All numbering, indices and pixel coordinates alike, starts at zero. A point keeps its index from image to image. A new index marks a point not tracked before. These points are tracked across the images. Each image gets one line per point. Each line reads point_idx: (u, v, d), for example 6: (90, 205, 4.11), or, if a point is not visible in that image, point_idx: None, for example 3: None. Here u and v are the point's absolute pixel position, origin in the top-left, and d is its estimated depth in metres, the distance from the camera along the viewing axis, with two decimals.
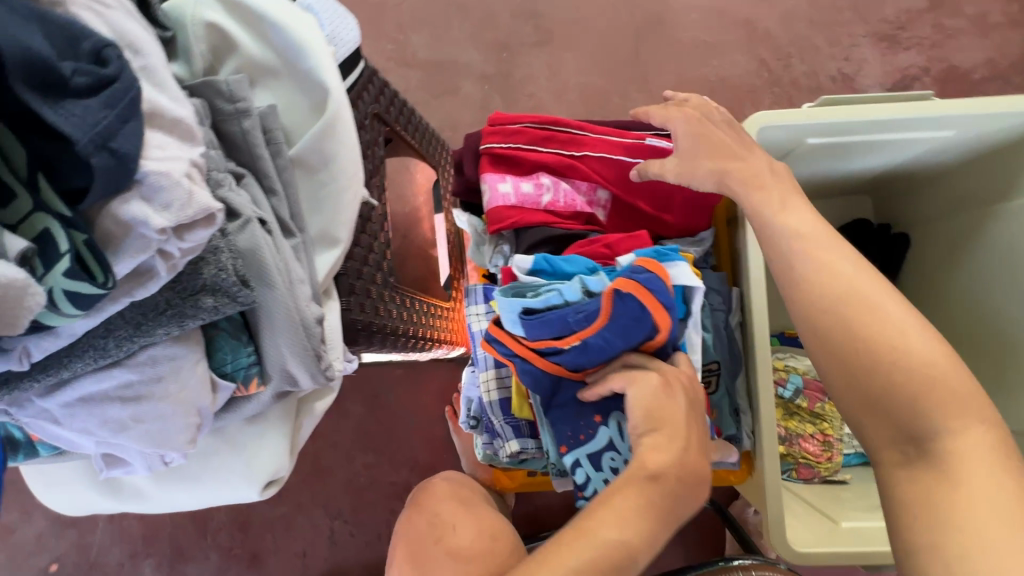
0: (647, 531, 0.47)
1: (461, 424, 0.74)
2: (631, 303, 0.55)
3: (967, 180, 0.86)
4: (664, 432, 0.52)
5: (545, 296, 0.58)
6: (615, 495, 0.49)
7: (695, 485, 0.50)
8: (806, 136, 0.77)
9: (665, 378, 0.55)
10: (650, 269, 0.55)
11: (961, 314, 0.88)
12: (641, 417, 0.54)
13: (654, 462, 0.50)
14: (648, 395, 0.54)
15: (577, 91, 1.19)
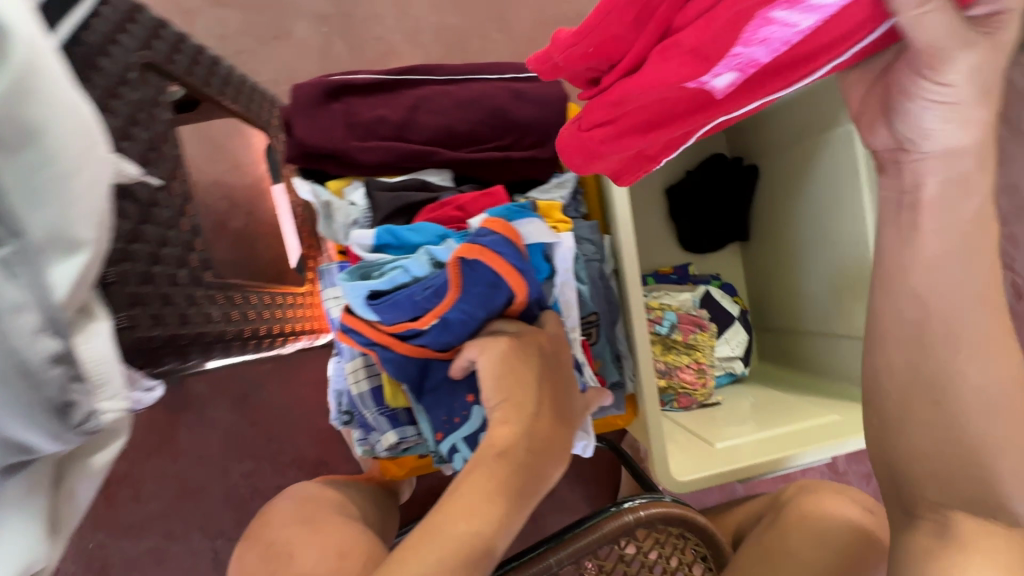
0: (502, 515, 0.44)
1: (333, 421, 0.67)
2: (483, 270, 0.50)
3: (800, 110, 0.91)
4: (513, 406, 0.49)
5: (391, 274, 0.52)
6: (466, 481, 0.46)
7: (543, 452, 0.48)
8: None
9: (519, 339, 0.52)
10: (495, 230, 0.51)
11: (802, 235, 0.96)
12: (492, 388, 0.50)
13: (501, 438, 0.48)
14: (504, 359, 0.50)
15: (430, 31, 1.07)
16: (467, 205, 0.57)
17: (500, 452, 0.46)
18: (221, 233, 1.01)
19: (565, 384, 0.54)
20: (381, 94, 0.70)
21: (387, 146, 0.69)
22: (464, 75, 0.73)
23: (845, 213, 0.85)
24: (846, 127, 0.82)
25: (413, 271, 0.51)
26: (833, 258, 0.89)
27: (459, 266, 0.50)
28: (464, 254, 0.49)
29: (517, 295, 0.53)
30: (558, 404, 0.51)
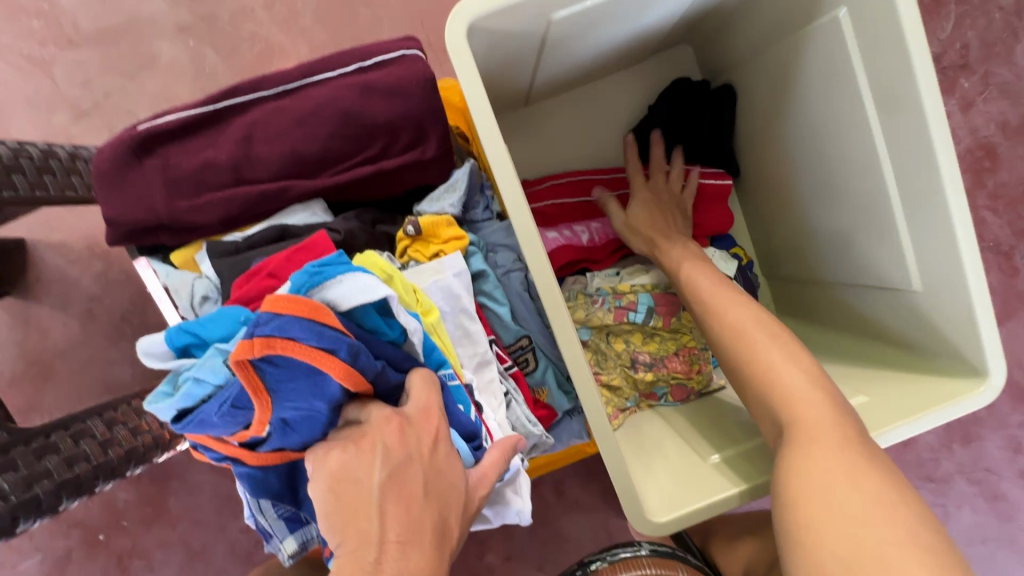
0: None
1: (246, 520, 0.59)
2: (278, 369, 0.38)
3: (773, 1, 0.68)
4: (354, 554, 0.37)
5: (183, 389, 0.40)
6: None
7: None
8: (549, 13, 0.55)
9: (355, 449, 0.39)
10: (279, 312, 0.38)
11: (800, 159, 0.75)
12: (328, 526, 0.38)
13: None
14: (335, 484, 0.38)
15: (310, 12, 0.91)
16: (279, 269, 0.44)
17: None
18: (149, 297, 0.94)
19: (440, 485, 0.40)
20: (203, 132, 0.57)
21: (224, 196, 0.56)
22: (303, 80, 0.58)
23: (848, 131, 0.64)
24: (835, 14, 0.60)
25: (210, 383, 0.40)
26: (845, 185, 0.69)
27: (252, 372, 0.38)
28: (246, 355, 0.37)
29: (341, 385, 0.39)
30: (423, 531, 0.38)
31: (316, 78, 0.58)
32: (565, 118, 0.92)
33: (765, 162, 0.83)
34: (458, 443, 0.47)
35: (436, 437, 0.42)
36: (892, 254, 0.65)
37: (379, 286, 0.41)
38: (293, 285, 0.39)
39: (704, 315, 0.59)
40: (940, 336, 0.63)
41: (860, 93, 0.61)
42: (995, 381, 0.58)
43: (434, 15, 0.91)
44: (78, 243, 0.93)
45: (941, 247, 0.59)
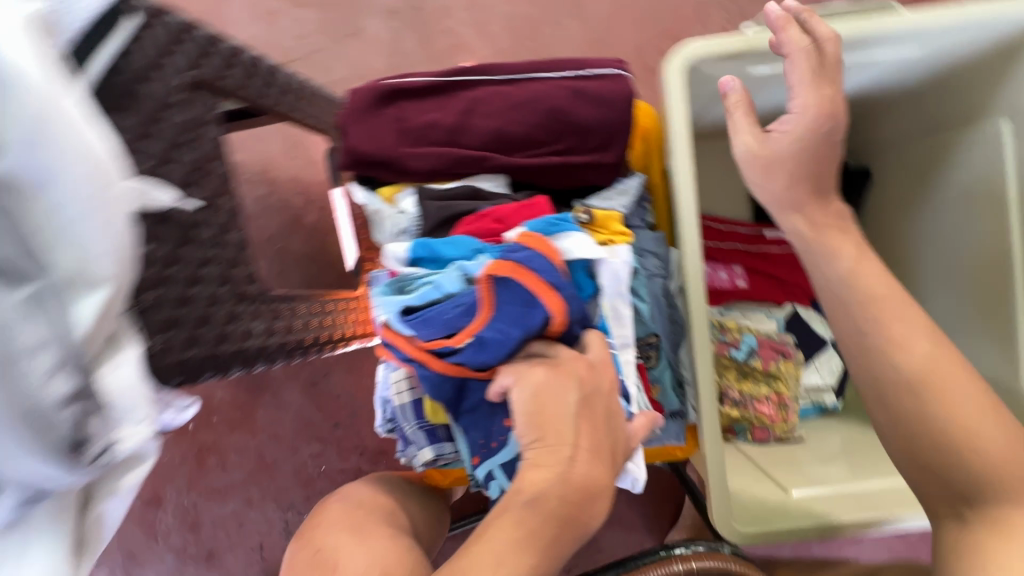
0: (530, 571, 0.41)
1: (378, 429, 0.67)
2: (515, 290, 0.47)
3: (935, 101, 0.75)
4: (549, 447, 0.46)
5: (421, 290, 0.50)
6: (491, 525, 0.43)
7: (584, 504, 0.44)
8: (749, 68, 0.64)
9: (556, 371, 0.48)
10: (531, 246, 0.47)
11: (927, 249, 0.80)
12: (524, 423, 0.47)
13: (533, 485, 0.44)
14: (537, 392, 0.47)
15: (501, 21, 1.03)
16: (507, 216, 0.53)
17: (533, 499, 0.43)
18: (296, 227, 1.06)
19: (613, 420, 0.48)
20: (437, 96, 0.68)
21: (440, 150, 0.66)
22: (526, 74, 0.69)
23: (990, 229, 0.70)
24: (998, 125, 0.67)
25: (449, 288, 0.49)
26: (970, 280, 0.73)
27: (491, 284, 0.47)
28: (498, 270, 0.46)
29: (553, 317, 0.48)
30: (604, 446, 0.47)
31: (537, 75, 0.69)
32: (702, 161, 0.99)
33: (886, 243, 0.88)
34: None
35: (609, 385, 0.50)
36: (1005, 350, 0.70)
37: (600, 248, 0.49)
38: (537, 228, 0.48)
39: (911, 387, 0.52)
40: None
41: (1007, 201, 0.67)
42: None
43: (607, 47, 1.02)
44: (250, 167, 1.05)
45: None
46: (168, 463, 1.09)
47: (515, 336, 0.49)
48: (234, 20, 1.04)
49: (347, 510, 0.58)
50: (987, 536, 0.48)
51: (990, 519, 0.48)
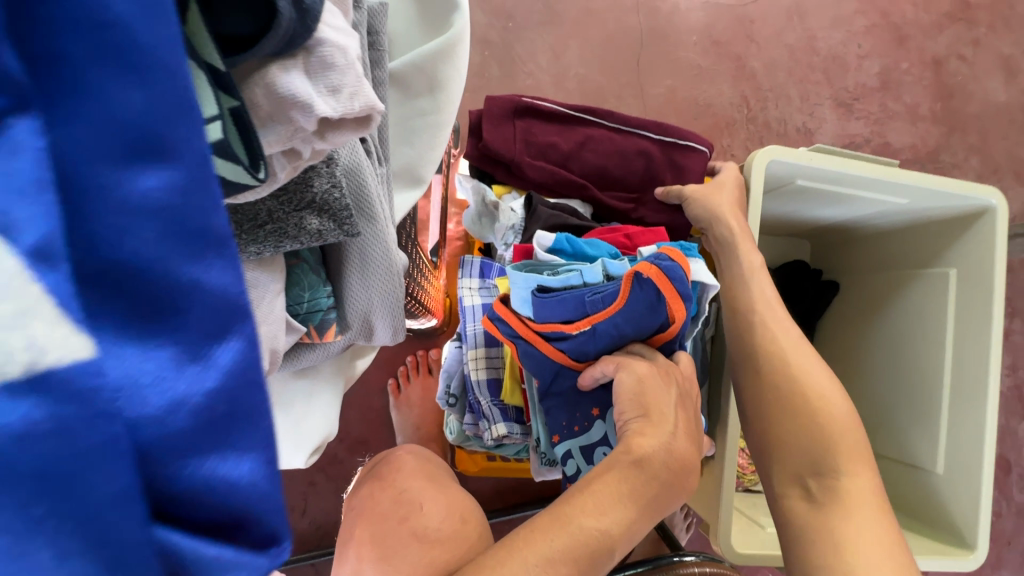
0: (631, 520, 0.44)
1: (439, 402, 0.71)
2: (652, 288, 0.54)
3: (899, 244, 0.99)
4: (652, 422, 0.50)
5: (565, 275, 0.57)
6: (601, 479, 0.46)
7: (678, 479, 0.48)
8: (798, 178, 0.83)
9: (659, 368, 0.53)
10: (673, 257, 0.55)
11: (873, 354, 1.02)
12: (629, 401, 0.51)
13: (640, 448, 0.47)
14: (644, 378, 0.52)
15: (576, 81, 1.18)
16: (635, 235, 0.62)
17: (639, 462, 0.46)
18: None
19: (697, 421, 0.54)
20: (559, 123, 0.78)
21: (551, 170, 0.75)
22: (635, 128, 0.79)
23: (927, 346, 0.91)
24: (945, 271, 0.90)
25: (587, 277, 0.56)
26: (909, 381, 0.94)
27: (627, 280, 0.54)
28: (645, 271, 0.53)
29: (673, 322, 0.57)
30: (693, 437, 0.52)
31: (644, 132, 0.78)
32: None
33: (839, 344, 1.09)
34: None
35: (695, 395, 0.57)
36: (926, 442, 0.89)
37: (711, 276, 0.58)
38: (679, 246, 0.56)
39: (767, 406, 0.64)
40: (943, 513, 0.85)
41: (945, 321, 0.89)
42: (978, 555, 0.80)
43: None
44: None
45: (970, 449, 0.83)
46: None
47: (627, 331, 0.57)
48: None
49: (413, 463, 0.58)
50: None
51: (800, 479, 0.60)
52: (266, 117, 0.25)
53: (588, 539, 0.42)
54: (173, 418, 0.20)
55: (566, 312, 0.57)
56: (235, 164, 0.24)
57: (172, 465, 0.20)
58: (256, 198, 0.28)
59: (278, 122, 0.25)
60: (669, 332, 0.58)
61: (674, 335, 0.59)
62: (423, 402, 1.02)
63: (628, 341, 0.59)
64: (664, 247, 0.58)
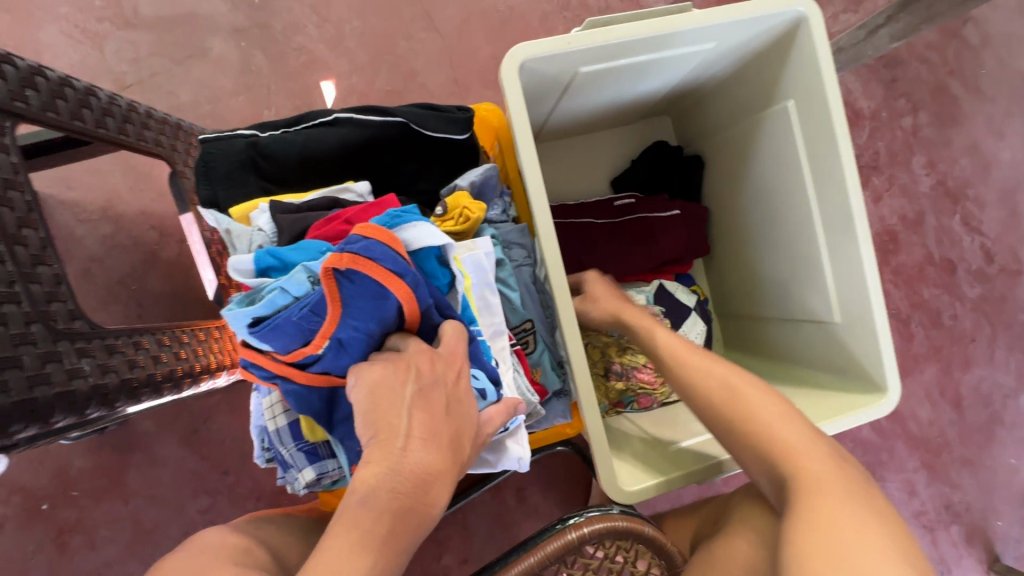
0: (365, 575, 0.38)
1: (258, 461, 0.64)
2: (363, 280, 0.47)
3: (739, 87, 0.88)
4: (382, 443, 0.42)
5: (269, 298, 0.49)
6: (327, 542, 0.39)
7: (419, 492, 0.41)
8: (577, 65, 0.71)
9: (395, 364, 0.47)
10: (367, 235, 0.47)
11: (753, 215, 0.92)
12: (363, 423, 0.44)
13: (365, 483, 0.41)
14: (374, 390, 0.45)
15: (355, 36, 1.03)
16: (354, 217, 0.53)
17: (364, 498, 0.40)
18: (152, 264, 0.97)
19: (457, 407, 0.46)
20: None
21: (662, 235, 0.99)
22: None
23: (791, 189, 0.82)
24: (784, 104, 0.79)
25: (292, 299, 0.48)
26: (789, 236, 0.85)
27: (330, 284, 0.46)
28: (331, 267, 0.46)
29: (405, 304, 0.48)
30: (448, 432, 0.44)
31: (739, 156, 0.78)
32: (563, 156, 1.07)
33: (725, 215, 1.00)
34: (485, 385, 0.55)
35: (462, 374, 0.49)
36: (820, 292, 0.82)
37: (442, 234, 0.51)
38: (377, 220, 0.48)
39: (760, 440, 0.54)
40: (853, 361, 0.78)
41: (798, 160, 0.79)
42: (893, 395, 0.74)
43: (463, 59, 1.06)
44: (90, 204, 0.96)
45: (856, 289, 0.75)
46: (19, 553, 0.94)
47: (367, 333, 0.49)
48: (51, 46, 0.95)
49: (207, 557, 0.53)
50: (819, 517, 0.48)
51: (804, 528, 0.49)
52: None
53: None
54: None
55: (289, 340, 0.50)
56: None
57: None
58: None
59: None
60: (414, 314, 0.50)
61: (425, 313, 0.51)
62: None
63: (381, 339, 0.51)
64: (366, 225, 0.49)
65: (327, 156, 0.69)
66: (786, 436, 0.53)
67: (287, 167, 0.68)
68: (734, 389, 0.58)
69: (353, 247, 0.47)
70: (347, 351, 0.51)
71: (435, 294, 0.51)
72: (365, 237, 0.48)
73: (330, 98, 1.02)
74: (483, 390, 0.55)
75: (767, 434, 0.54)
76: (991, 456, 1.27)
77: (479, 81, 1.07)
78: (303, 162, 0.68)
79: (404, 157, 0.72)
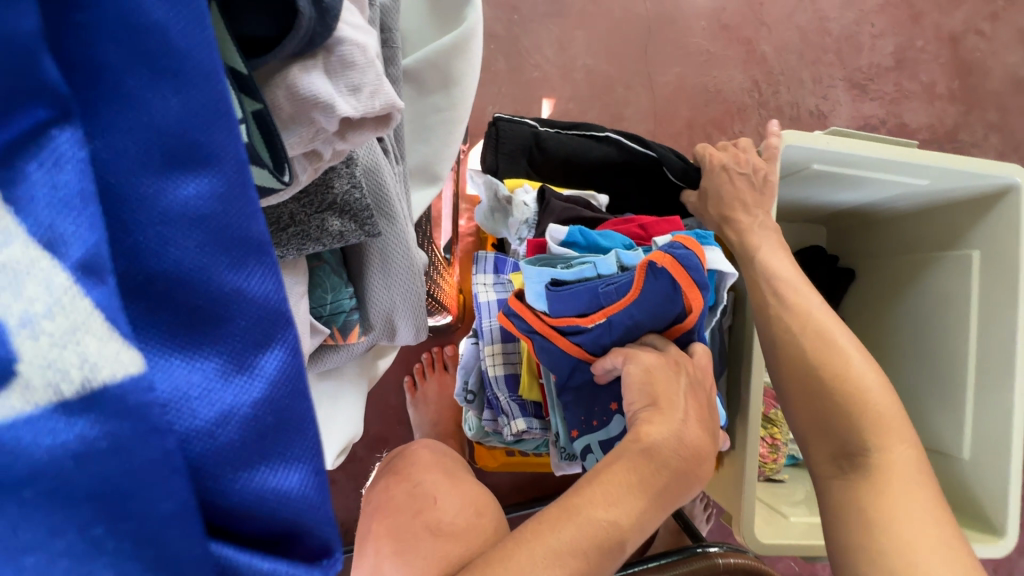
0: (642, 509, 0.47)
1: (456, 397, 0.70)
2: (665, 279, 0.55)
3: (919, 226, 0.97)
4: (660, 411, 0.52)
5: (579, 268, 0.57)
6: (609, 470, 0.49)
7: (693, 464, 0.50)
8: (813, 163, 0.81)
9: (667, 358, 0.55)
10: (685, 245, 0.55)
11: (896, 339, 1.00)
12: (638, 394, 0.54)
13: (647, 437, 0.50)
14: (651, 371, 0.54)
15: (583, 71, 1.16)
16: (649, 226, 0.62)
17: (646, 449, 0.49)
18: None
19: (712, 409, 0.55)
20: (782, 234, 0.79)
21: None
22: None
23: (949, 328, 0.90)
24: (966, 253, 0.88)
25: (597, 275, 0.57)
26: (932, 368, 0.92)
27: (640, 271, 0.55)
28: (656, 260, 0.54)
29: (691, 311, 0.57)
30: (709, 424, 0.53)
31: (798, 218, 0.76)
32: None
33: (861, 330, 1.07)
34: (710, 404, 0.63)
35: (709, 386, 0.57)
36: (952, 427, 0.88)
37: (729, 263, 0.57)
38: (692, 233, 0.57)
39: (839, 387, 0.59)
40: (973, 500, 0.83)
41: (968, 305, 0.87)
42: (1008, 541, 0.78)
43: (664, 119, 1.19)
44: None
45: (995, 435, 0.82)
46: None
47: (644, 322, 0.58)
48: None
49: (433, 458, 0.59)
50: (861, 480, 0.55)
51: (864, 467, 0.56)
52: (290, 119, 0.26)
53: (603, 528, 0.46)
54: (227, 431, 0.22)
55: (578, 308, 0.58)
56: (261, 167, 0.25)
57: (227, 476, 0.22)
58: (278, 202, 0.28)
59: (298, 124, 0.26)
60: (689, 320, 0.58)
61: (691, 326, 0.59)
62: (439, 399, 1.02)
63: (643, 331, 0.60)
64: (677, 233, 0.58)
65: (586, 165, 0.78)
66: (873, 397, 0.58)
67: (552, 164, 0.78)
68: (864, 366, 0.60)
69: (667, 249, 0.56)
70: (615, 331, 0.59)
71: (705, 313, 0.59)
72: (684, 246, 0.56)
73: (546, 113, 1.15)
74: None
75: (861, 401, 0.58)
76: None
77: (672, 142, 1.19)
78: (565, 164, 0.78)
79: (642, 187, 0.82)
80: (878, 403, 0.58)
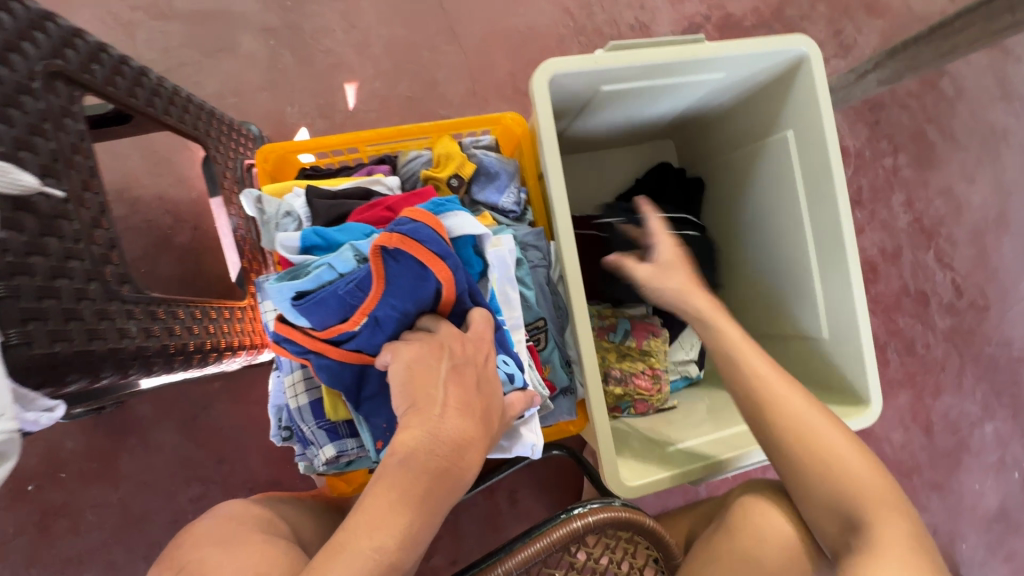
0: (405, 527, 0.42)
1: (273, 439, 0.65)
2: (407, 260, 0.51)
3: (740, 119, 0.95)
4: (419, 411, 0.46)
5: (315, 273, 0.52)
6: (369, 499, 0.43)
7: (456, 455, 0.45)
8: (599, 84, 0.76)
9: (430, 344, 0.51)
10: (416, 219, 0.51)
11: (750, 237, 0.98)
12: (399, 395, 0.48)
13: (405, 445, 0.45)
14: (409, 366, 0.49)
15: (381, 44, 1.08)
16: (396, 205, 0.58)
17: (404, 459, 0.44)
18: (165, 248, 0.97)
19: (486, 385, 0.51)
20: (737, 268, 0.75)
21: None
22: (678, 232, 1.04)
23: (786, 215, 0.89)
24: (784, 134, 0.86)
25: (336, 276, 0.52)
26: (782, 256, 0.91)
27: (377, 261, 0.50)
28: (380, 247, 0.49)
29: (444, 285, 0.53)
30: (478, 405, 0.49)
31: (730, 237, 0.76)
32: (569, 170, 1.11)
33: (723, 235, 1.05)
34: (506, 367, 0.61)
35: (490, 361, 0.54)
36: (810, 311, 0.87)
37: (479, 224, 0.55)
38: (425, 205, 0.53)
39: (807, 456, 0.60)
40: (840, 376, 0.84)
41: (797, 188, 0.85)
42: (875, 408, 0.79)
43: (482, 72, 1.12)
44: (108, 185, 0.97)
45: (845, 310, 0.81)
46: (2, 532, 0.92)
47: (408, 311, 0.52)
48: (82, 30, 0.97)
49: (221, 528, 0.56)
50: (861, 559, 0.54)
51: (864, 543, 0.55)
52: None
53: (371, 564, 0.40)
54: None
55: (329, 317, 0.52)
56: None
57: None
58: None
59: None
60: (452, 293, 0.54)
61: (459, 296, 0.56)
62: None
63: (414, 319, 0.55)
64: (415, 207, 0.55)
65: None
66: (823, 449, 0.60)
67: None
68: (827, 435, 0.60)
69: (402, 228, 0.51)
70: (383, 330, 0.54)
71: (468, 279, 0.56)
72: (414, 220, 0.52)
73: (353, 100, 1.06)
74: (512, 374, 0.61)
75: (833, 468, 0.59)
76: (955, 482, 1.36)
77: (497, 94, 1.12)
78: None
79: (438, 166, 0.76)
80: (855, 468, 0.58)
